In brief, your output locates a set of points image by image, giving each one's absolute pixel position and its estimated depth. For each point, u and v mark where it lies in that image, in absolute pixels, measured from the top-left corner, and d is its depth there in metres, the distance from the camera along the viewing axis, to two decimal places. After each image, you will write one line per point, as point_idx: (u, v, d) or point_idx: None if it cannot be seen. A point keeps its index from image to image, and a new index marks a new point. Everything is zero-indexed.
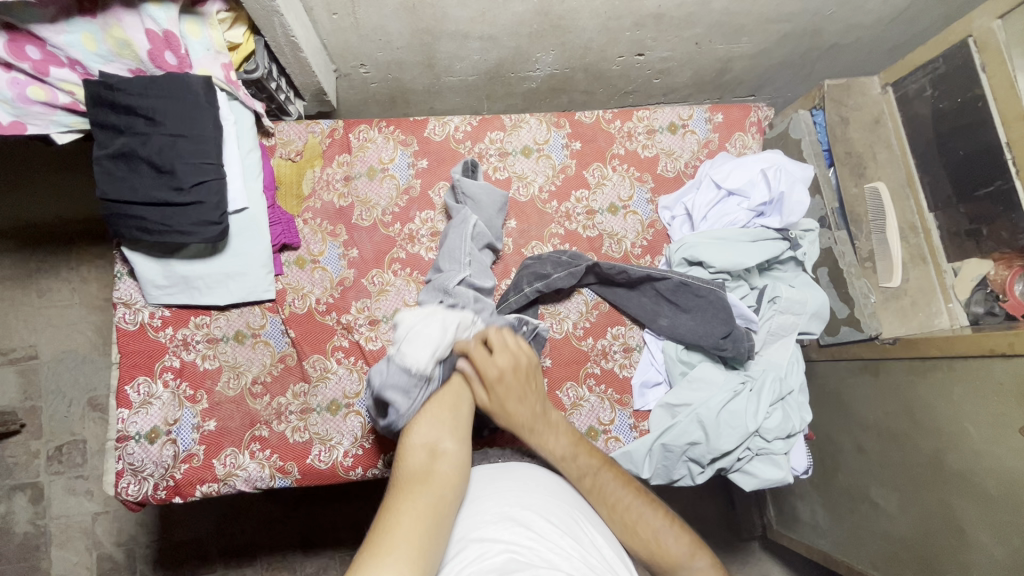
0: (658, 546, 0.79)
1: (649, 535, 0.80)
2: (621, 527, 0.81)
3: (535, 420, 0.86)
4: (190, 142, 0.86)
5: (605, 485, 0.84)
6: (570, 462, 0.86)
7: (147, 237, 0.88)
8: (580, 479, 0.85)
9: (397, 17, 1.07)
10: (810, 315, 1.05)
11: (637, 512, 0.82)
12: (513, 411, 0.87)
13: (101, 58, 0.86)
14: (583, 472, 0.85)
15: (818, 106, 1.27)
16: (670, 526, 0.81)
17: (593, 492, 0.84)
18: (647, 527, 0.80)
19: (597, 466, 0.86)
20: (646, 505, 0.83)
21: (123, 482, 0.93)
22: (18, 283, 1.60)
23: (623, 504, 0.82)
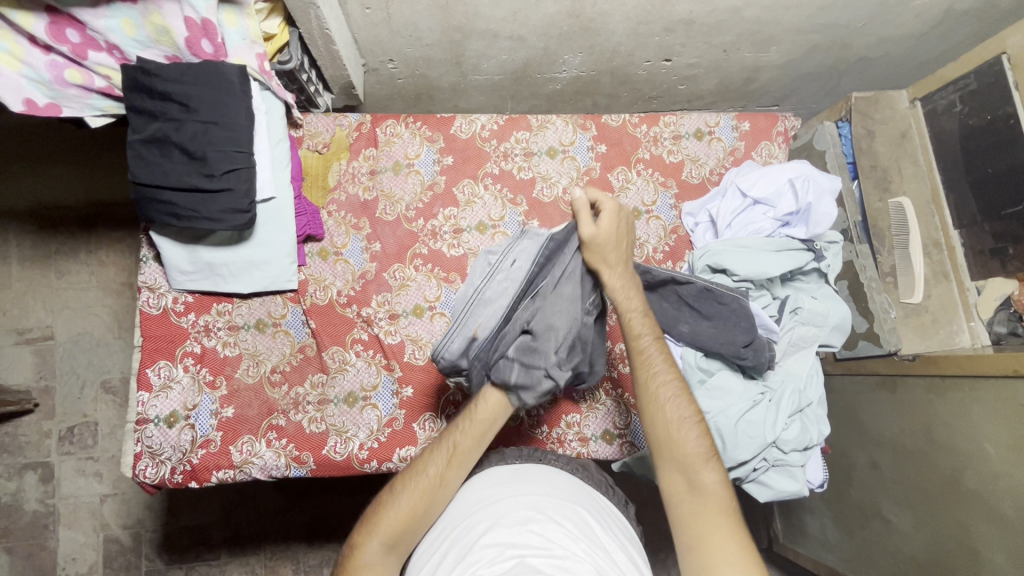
0: (676, 434, 0.80)
1: (673, 423, 0.81)
2: (648, 404, 0.82)
3: (624, 286, 0.84)
4: (222, 130, 0.87)
5: (650, 357, 0.84)
6: (632, 325, 0.85)
7: (176, 222, 0.89)
8: (633, 339, 0.85)
9: (429, 14, 1.07)
10: (832, 327, 1.04)
11: (670, 399, 0.82)
12: (608, 259, 0.82)
13: (139, 45, 0.86)
14: (639, 334, 0.85)
15: (845, 118, 1.26)
16: (694, 423, 0.81)
17: (639, 360, 0.85)
18: (674, 415, 0.81)
19: (651, 335, 0.85)
20: (680, 393, 0.83)
21: (141, 464, 0.94)
22: (38, 264, 1.62)
23: (663, 384, 0.83)
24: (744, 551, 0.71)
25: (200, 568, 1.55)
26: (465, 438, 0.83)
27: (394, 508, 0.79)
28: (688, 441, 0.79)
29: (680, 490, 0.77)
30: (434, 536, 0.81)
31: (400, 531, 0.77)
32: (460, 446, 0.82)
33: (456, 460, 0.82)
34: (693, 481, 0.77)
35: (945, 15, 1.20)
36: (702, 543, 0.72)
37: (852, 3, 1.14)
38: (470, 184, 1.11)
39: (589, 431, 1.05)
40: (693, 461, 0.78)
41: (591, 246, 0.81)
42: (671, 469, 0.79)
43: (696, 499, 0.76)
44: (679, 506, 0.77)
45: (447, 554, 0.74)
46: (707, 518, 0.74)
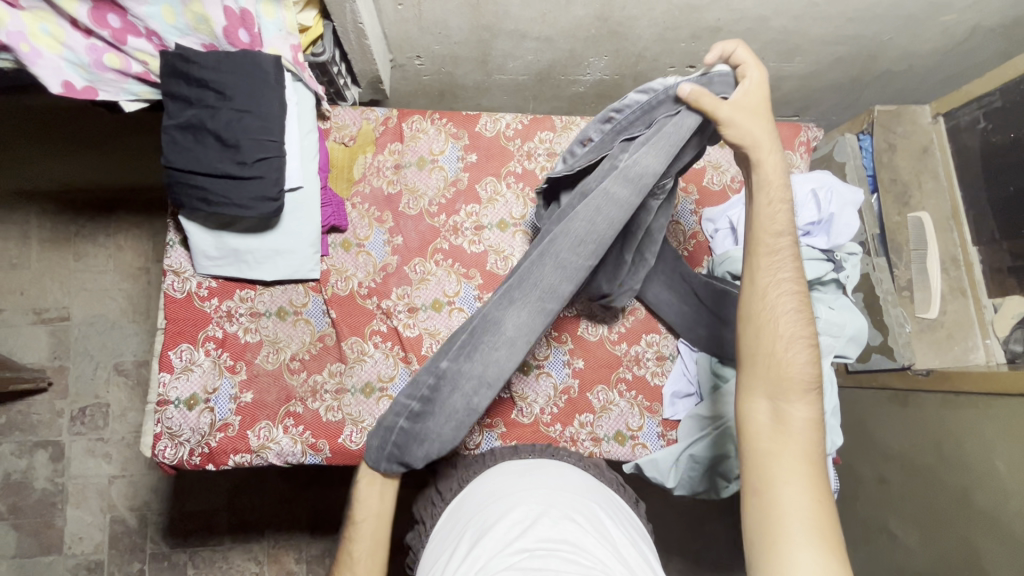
0: (781, 355, 0.69)
1: (781, 340, 0.70)
2: (751, 319, 0.71)
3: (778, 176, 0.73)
4: (256, 119, 0.88)
5: (771, 263, 0.72)
6: (776, 218, 0.73)
7: (207, 208, 0.90)
8: (769, 235, 0.73)
9: (459, 12, 1.08)
10: (848, 338, 1.04)
11: (782, 313, 0.71)
12: (754, 140, 0.71)
13: (179, 32, 0.88)
14: (779, 232, 0.73)
15: (866, 131, 1.26)
16: (806, 348, 0.70)
17: (766, 260, 0.73)
18: (785, 332, 0.70)
19: (791, 236, 0.73)
20: (798, 314, 0.71)
21: (160, 445, 0.95)
22: (57, 246, 1.64)
23: (775, 296, 0.71)
24: (816, 502, 0.61)
25: (204, 553, 1.56)
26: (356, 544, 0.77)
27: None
28: (789, 368, 0.68)
29: (762, 420, 0.67)
30: (446, 528, 0.82)
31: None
32: (355, 553, 0.76)
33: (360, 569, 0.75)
34: (780, 411, 0.66)
35: (973, 31, 1.20)
36: (771, 480, 0.63)
37: (880, 17, 1.14)
38: (493, 182, 1.11)
39: (602, 431, 1.05)
40: (788, 389, 0.67)
41: (727, 125, 0.70)
42: (757, 395, 0.69)
43: (779, 435, 0.65)
44: (758, 438, 0.66)
45: (459, 544, 0.74)
46: (787, 457, 0.64)
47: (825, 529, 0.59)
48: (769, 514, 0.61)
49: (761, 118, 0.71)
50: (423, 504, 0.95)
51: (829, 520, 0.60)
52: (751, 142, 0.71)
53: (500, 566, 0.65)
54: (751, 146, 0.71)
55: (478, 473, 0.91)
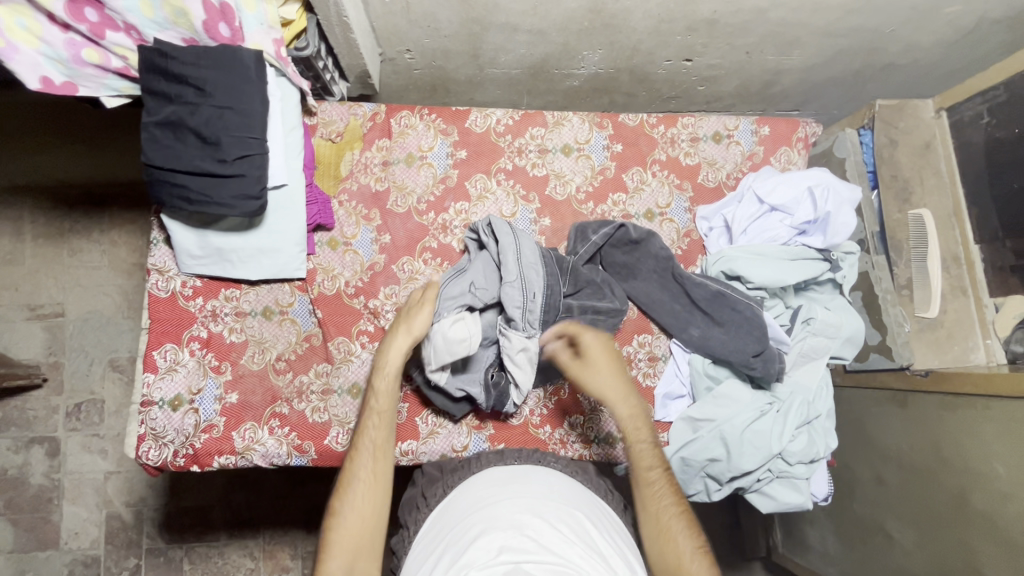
0: (687, 565, 0.78)
1: (683, 554, 0.78)
2: (658, 536, 0.80)
3: (634, 416, 0.92)
4: (237, 115, 0.86)
5: (656, 484, 0.85)
6: (641, 454, 0.88)
7: (187, 207, 0.89)
8: (642, 470, 0.86)
9: (448, 5, 1.06)
10: (844, 339, 1.02)
11: (678, 532, 0.80)
12: (627, 415, 0.92)
13: (157, 25, 0.86)
14: (649, 466, 0.87)
15: (867, 125, 1.22)
16: (702, 554, 0.79)
17: (646, 491, 0.84)
18: (686, 548, 0.79)
19: (659, 468, 0.87)
20: (684, 526, 0.81)
21: (144, 446, 0.94)
22: (50, 242, 1.63)
23: (666, 514, 0.82)
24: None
25: (200, 549, 1.56)
26: (378, 429, 0.85)
27: (350, 513, 0.77)
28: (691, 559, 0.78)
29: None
30: (427, 539, 0.80)
31: (366, 532, 0.77)
32: (379, 438, 0.84)
33: (380, 452, 0.83)
34: None
35: (978, 23, 1.17)
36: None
37: (880, 9, 1.11)
38: (483, 179, 1.09)
39: (592, 433, 1.04)
40: None
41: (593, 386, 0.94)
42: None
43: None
44: None
45: (441, 556, 0.72)
46: None
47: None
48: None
49: (598, 378, 0.94)
50: (408, 507, 0.93)
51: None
52: (596, 368, 0.95)
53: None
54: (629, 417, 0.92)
55: (464, 478, 0.89)
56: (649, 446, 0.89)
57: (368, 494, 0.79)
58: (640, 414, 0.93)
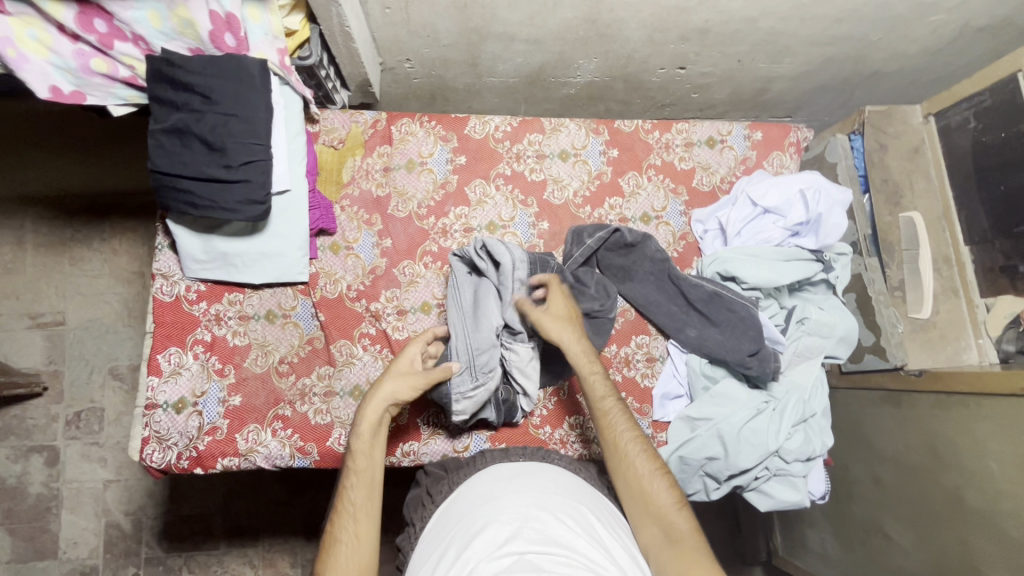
0: (647, 487, 0.84)
1: (643, 476, 0.85)
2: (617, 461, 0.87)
3: (586, 352, 0.93)
4: (242, 122, 0.88)
5: (623, 432, 0.88)
6: (595, 386, 0.91)
7: (193, 212, 0.90)
8: (597, 401, 0.91)
9: (447, 15, 1.09)
10: (838, 338, 1.04)
11: (637, 457, 0.87)
12: (584, 362, 0.92)
13: (165, 36, 0.88)
14: (603, 396, 0.91)
15: (857, 131, 1.25)
16: (662, 475, 0.86)
17: (602, 420, 0.90)
18: (644, 470, 0.86)
19: (613, 396, 0.91)
20: (642, 449, 0.88)
21: (148, 449, 0.95)
22: (51, 250, 1.65)
23: (637, 460, 0.86)
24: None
25: (200, 558, 1.56)
26: (357, 492, 0.80)
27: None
28: (664, 499, 0.83)
29: (650, 539, 0.81)
30: (432, 534, 0.82)
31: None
32: (359, 501, 0.79)
33: (362, 516, 0.78)
34: (666, 528, 0.81)
35: (963, 30, 1.20)
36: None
37: (868, 18, 1.14)
38: (482, 184, 1.12)
39: (591, 433, 1.05)
40: (660, 510, 0.83)
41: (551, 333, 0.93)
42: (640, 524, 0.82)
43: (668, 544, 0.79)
44: (661, 552, 0.78)
45: (447, 549, 0.74)
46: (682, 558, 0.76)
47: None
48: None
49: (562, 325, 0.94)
50: (413, 506, 0.94)
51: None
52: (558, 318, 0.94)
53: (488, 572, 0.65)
54: (583, 359, 0.92)
55: (468, 475, 0.91)
56: (602, 380, 0.92)
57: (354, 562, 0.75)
58: (589, 357, 0.93)
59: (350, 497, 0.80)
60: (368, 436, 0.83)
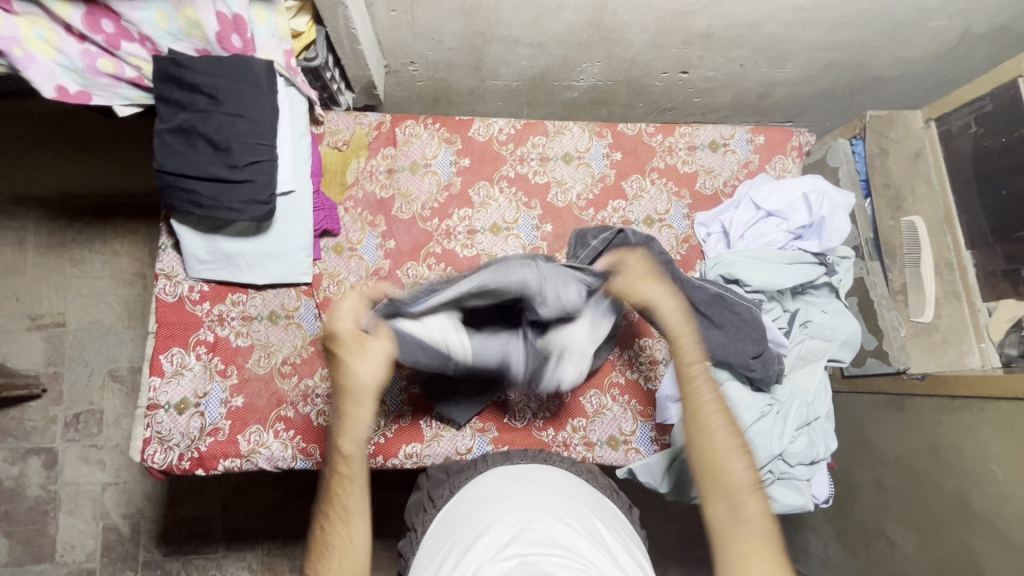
0: (722, 463, 0.77)
1: (720, 452, 0.78)
2: (694, 421, 0.80)
3: (676, 311, 0.88)
4: (248, 122, 0.89)
5: (707, 399, 0.81)
6: (684, 348, 0.85)
7: (197, 211, 0.90)
8: (683, 364, 0.84)
9: (452, 18, 1.09)
10: (841, 342, 1.04)
11: (716, 428, 0.79)
12: (677, 320, 0.87)
13: (171, 37, 0.89)
14: (690, 360, 0.84)
15: (858, 136, 1.26)
16: (742, 454, 0.78)
17: (687, 384, 0.83)
18: (722, 445, 0.78)
19: (701, 363, 0.84)
20: (727, 422, 0.80)
21: (150, 449, 0.94)
22: (52, 251, 1.64)
23: (718, 434, 0.79)
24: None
25: (198, 561, 1.55)
26: (346, 495, 0.74)
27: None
28: (744, 479, 0.75)
29: (715, 516, 0.74)
30: (434, 539, 0.81)
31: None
32: (351, 503, 0.73)
33: (353, 518, 0.73)
34: (734, 510, 0.73)
35: (963, 37, 1.21)
36: (728, 559, 0.70)
37: (869, 22, 1.15)
38: (485, 186, 1.12)
39: (595, 436, 1.05)
40: (736, 491, 0.74)
41: (645, 291, 0.90)
42: (709, 499, 0.75)
43: (735, 526, 0.72)
44: (723, 533, 0.72)
45: (449, 552, 0.73)
46: (749, 547, 0.69)
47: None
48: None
49: (647, 282, 0.90)
50: (415, 510, 0.94)
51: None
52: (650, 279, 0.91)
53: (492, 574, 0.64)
54: (676, 319, 0.88)
55: (470, 478, 0.90)
56: (694, 342, 0.86)
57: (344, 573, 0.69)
58: (682, 315, 0.88)
59: (341, 499, 0.74)
60: (349, 429, 0.76)
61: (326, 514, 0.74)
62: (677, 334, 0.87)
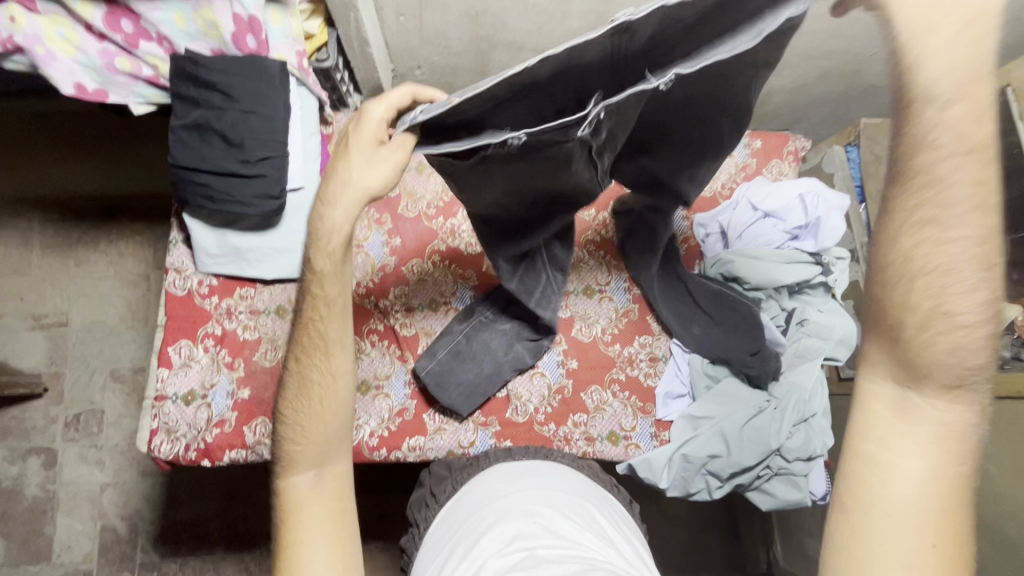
0: (922, 337, 0.55)
1: (930, 315, 0.54)
2: (895, 245, 0.55)
3: (965, 44, 0.46)
4: (260, 119, 0.91)
5: (928, 255, 0.54)
6: (942, 130, 0.49)
7: (210, 205, 0.93)
8: (930, 154, 0.50)
9: (459, 23, 1.12)
10: (836, 341, 1.06)
11: (939, 275, 0.53)
12: (952, 84, 0.47)
13: (189, 37, 0.92)
14: (946, 147, 0.50)
15: (853, 142, 1.29)
16: (970, 325, 0.54)
17: (914, 185, 0.52)
18: (934, 302, 0.54)
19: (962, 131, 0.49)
20: (965, 262, 0.52)
21: (157, 440, 0.96)
22: (58, 252, 1.66)
23: (936, 295, 0.54)
24: (939, 496, 0.57)
25: (195, 563, 1.54)
26: (325, 322, 0.74)
27: (291, 431, 0.75)
28: (954, 370, 0.56)
29: (880, 406, 0.61)
30: (439, 534, 0.82)
31: (312, 460, 0.73)
32: (328, 334, 0.74)
33: (334, 351, 0.75)
34: (901, 403, 0.60)
35: None
36: (875, 464, 0.60)
37: (864, 32, 1.18)
38: None
39: (595, 431, 1.06)
40: (914, 377, 0.58)
41: (919, 80, 0.48)
42: (884, 378, 0.61)
43: (889, 425, 0.60)
44: (863, 432, 0.62)
45: (455, 548, 0.74)
46: (903, 452, 0.59)
47: (938, 520, 0.57)
48: (868, 511, 0.60)
49: None
50: (417, 506, 0.95)
51: (955, 505, 0.57)
52: None
53: (498, 567, 0.65)
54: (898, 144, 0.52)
55: (474, 474, 0.92)
56: (974, 111, 0.48)
57: (319, 419, 0.74)
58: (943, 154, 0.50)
59: (318, 332, 0.75)
60: (334, 278, 0.73)
61: (302, 351, 0.76)
62: (908, 179, 0.53)
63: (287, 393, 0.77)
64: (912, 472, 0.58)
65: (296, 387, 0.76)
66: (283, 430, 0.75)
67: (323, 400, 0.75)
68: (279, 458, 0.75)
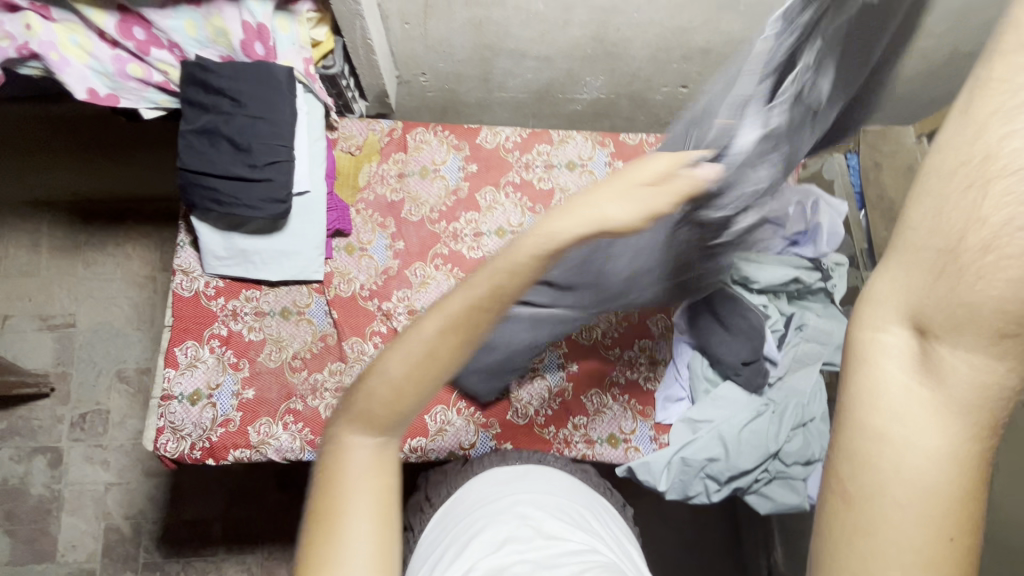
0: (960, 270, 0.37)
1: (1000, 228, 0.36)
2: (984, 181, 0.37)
3: None
4: (268, 125, 0.94)
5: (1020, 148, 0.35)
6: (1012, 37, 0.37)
7: (217, 208, 0.95)
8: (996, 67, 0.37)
9: (462, 31, 1.15)
10: (835, 346, 1.06)
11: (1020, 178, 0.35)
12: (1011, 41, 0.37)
13: (198, 44, 0.95)
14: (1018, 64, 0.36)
15: (853, 150, 1.30)
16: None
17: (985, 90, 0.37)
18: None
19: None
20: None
21: (162, 439, 0.97)
22: (67, 254, 1.69)
23: (1013, 203, 0.35)
24: (961, 483, 0.37)
25: (197, 563, 1.55)
26: (473, 301, 0.53)
27: (379, 384, 0.55)
28: (1016, 306, 0.35)
29: (892, 360, 0.40)
30: (433, 536, 0.83)
31: (390, 424, 0.56)
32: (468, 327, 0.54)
33: (461, 336, 0.54)
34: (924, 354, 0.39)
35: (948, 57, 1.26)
36: (870, 435, 0.40)
37: None
38: (492, 191, 1.15)
39: (595, 434, 1.08)
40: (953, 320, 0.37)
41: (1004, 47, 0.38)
42: (898, 322, 0.41)
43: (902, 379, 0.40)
44: (865, 391, 0.41)
45: (447, 550, 0.75)
46: (915, 421, 0.39)
47: (956, 510, 0.37)
48: (859, 498, 0.39)
49: None
50: (412, 510, 0.97)
51: (979, 495, 0.38)
52: None
53: (489, 567, 0.66)
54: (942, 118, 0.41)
55: (462, 483, 0.93)
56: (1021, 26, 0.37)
57: (408, 394, 0.55)
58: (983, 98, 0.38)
59: (465, 303, 0.53)
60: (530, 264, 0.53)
61: (439, 307, 0.54)
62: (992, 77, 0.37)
63: (396, 346, 0.55)
64: (926, 449, 0.38)
65: (406, 347, 0.54)
66: (372, 373, 0.56)
67: (436, 363, 0.54)
68: (351, 398, 0.57)
